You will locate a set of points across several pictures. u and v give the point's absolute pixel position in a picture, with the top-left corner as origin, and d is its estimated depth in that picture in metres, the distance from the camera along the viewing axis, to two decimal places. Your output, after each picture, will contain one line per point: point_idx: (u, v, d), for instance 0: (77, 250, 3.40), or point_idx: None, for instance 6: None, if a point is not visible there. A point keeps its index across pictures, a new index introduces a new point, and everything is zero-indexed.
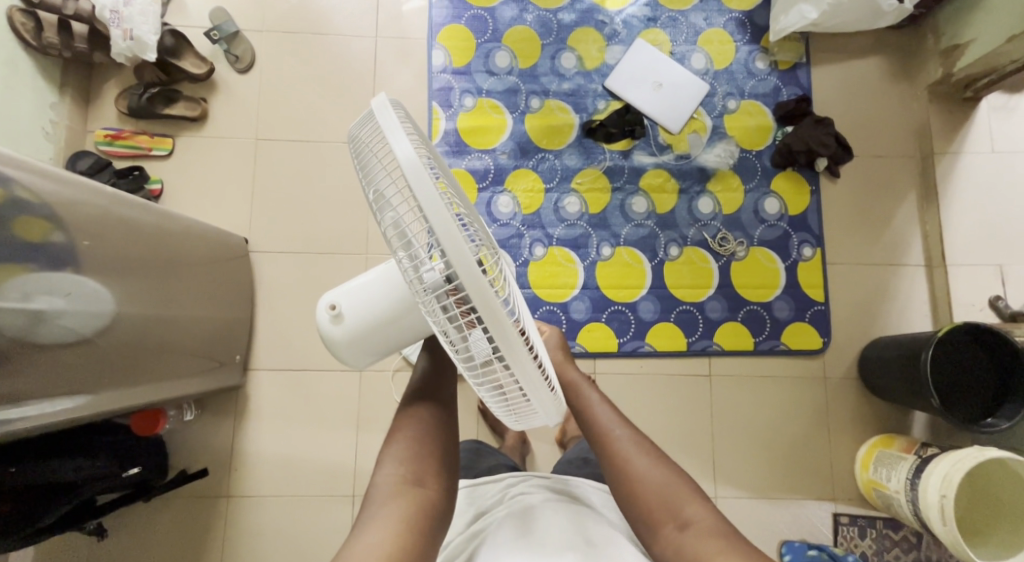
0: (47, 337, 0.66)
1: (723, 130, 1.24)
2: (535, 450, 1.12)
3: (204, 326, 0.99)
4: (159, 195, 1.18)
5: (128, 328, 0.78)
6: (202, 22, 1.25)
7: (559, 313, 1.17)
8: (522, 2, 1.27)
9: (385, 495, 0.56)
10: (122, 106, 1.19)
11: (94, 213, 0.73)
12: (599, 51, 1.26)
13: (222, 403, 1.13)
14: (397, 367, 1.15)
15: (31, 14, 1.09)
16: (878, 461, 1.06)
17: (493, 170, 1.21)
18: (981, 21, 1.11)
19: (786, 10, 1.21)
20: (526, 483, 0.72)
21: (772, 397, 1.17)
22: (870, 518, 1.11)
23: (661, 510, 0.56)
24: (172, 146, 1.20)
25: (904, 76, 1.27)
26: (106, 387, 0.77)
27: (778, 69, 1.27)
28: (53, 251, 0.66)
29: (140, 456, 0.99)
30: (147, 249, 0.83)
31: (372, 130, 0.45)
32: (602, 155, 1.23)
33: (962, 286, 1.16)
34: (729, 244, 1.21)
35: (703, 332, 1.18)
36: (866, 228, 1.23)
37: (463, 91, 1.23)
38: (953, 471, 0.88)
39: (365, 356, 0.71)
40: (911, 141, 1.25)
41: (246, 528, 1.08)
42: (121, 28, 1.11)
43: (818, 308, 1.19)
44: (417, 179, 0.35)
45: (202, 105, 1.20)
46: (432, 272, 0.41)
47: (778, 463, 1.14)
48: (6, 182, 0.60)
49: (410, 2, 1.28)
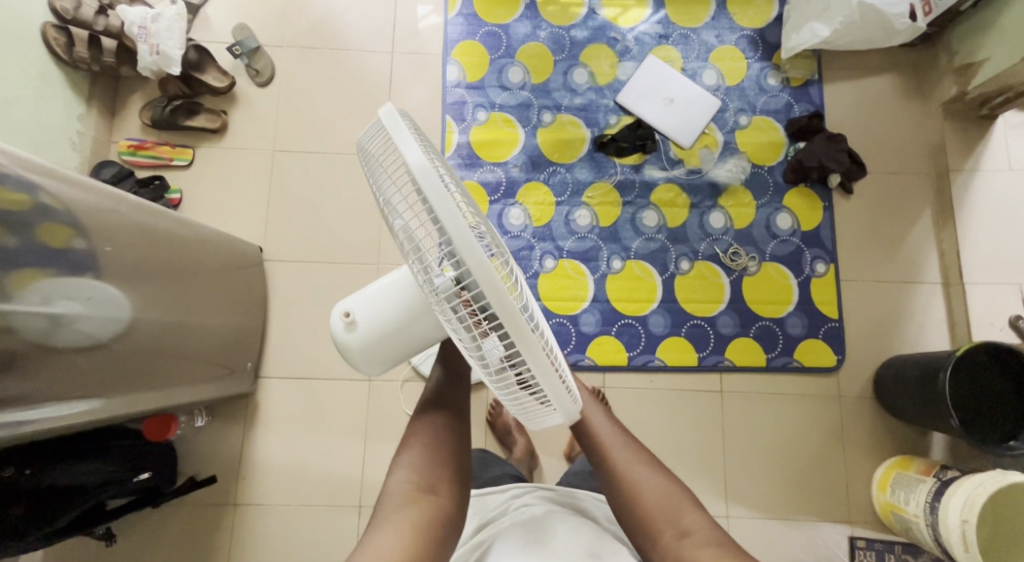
0: (66, 342, 0.67)
1: (734, 145, 1.25)
2: (544, 464, 1.10)
3: (218, 333, 1.01)
4: (178, 204, 1.21)
5: (143, 334, 0.80)
6: (225, 37, 1.29)
7: (568, 326, 1.17)
8: (535, 19, 1.29)
9: (396, 501, 0.56)
10: (146, 117, 1.23)
11: (114, 220, 0.74)
12: (611, 67, 1.28)
13: (233, 409, 1.14)
14: (406, 377, 1.16)
15: (64, 30, 1.13)
16: (896, 483, 1.04)
17: (505, 182, 1.22)
18: (993, 39, 1.10)
19: (798, 28, 1.22)
20: (531, 494, 0.71)
21: (785, 414, 1.15)
22: (889, 543, 1.07)
23: (661, 519, 0.55)
24: (192, 156, 1.23)
25: (917, 94, 1.27)
26: (121, 391, 0.78)
27: (790, 86, 1.27)
28: (75, 256, 0.68)
29: (151, 462, 1.00)
30: (166, 256, 0.85)
31: (381, 141, 0.45)
32: (613, 169, 1.24)
33: (980, 304, 1.14)
34: (740, 258, 1.20)
35: (714, 347, 1.17)
36: (880, 245, 1.22)
37: (476, 105, 1.25)
38: (975, 495, 0.86)
39: (377, 363, 0.71)
40: (926, 158, 1.25)
41: (253, 538, 1.08)
42: (148, 44, 1.15)
43: (831, 324, 1.18)
44: (429, 186, 0.36)
45: (222, 117, 1.24)
46: (444, 276, 0.41)
47: (791, 482, 1.12)
48: (33, 189, 0.63)
49: (427, 19, 1.31)
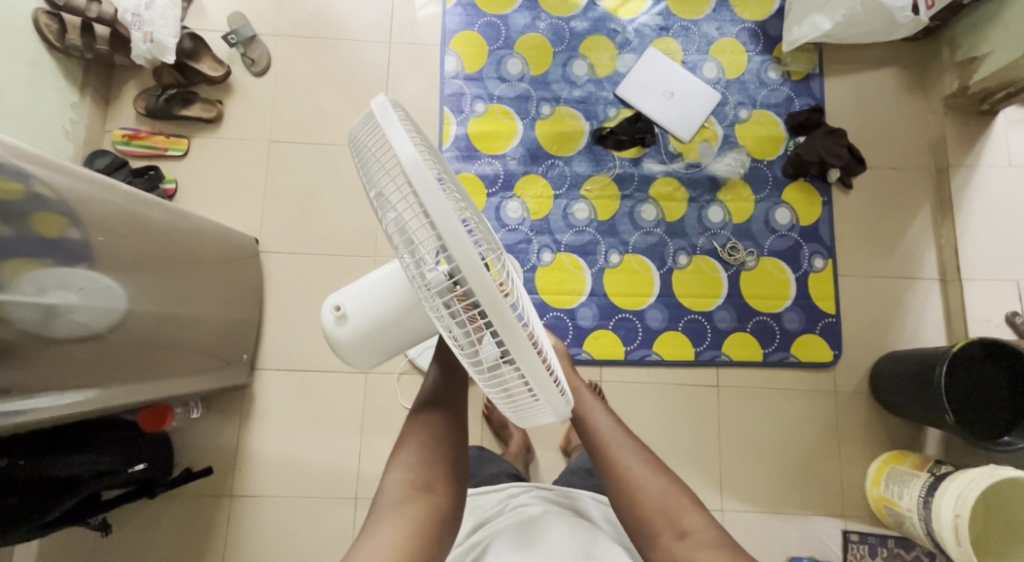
0: (61, 332, 0.67)
1: (733, 139, 1.24)
2: (540, 458, 1.11)
3: (214, 325, 1.00)
4: (173, 195, 1.20)
5: (138, 325, 0.79)
6: (221, 26, 1.28)
7: (565, 320, 1.17)
8: (534, 10, 1.28)
9: (394, 499, 0.55)
10: (141, 106, 1.22)
11: (108, 210, 0.73)
12: (610, 59, 1.27)
13: (229, 401, 1.14)
14: (403, 370, 1.16)
15: (57, 17, 1.12)
16: (890, 478, 1.04)
17: (503, 175, 1.22)
18: (997, 34, 1.09)
19: (799, 22, 1.21)
20: (528, 494, 0.71)
21: (781, 410, 1.15)
22: (882, 537, 1.08)
23: (660, 519, 0.55)
24: (187, 146, 1.22)
25: (918, 88, 1.26)
26: (116, 382, 0.78)
27: (791, 80, 1.26)
28: (68, 246, 0.67)
29: (147, 453, 1.00)
30: (161, 247, 0.84)
31: (373, 131, 0.45)
32: (612, 163, 1.23)
33: (977, 300, 1.14)
34: (738, 253, 1.20)
35: (712, 341, 1.17)
36: (879, 240, 1.21)
37: (474, 97, 1.24)
38: (968, 491, 0.86)
39: (370, 356, 0.71)
40: (926, 153, 1.24)
41: (249, 529, 1.08)
42: (142, 31, 1.14)
43: (829, 320, 1.18)
44: (420, 180, 0.35)
45: (218, 107, 1.22)
46: (436, 271, 0.41)
47: (786, 476, 1.12)
48: (26, 178, 0.62)
49: (425, 9, 1.29)
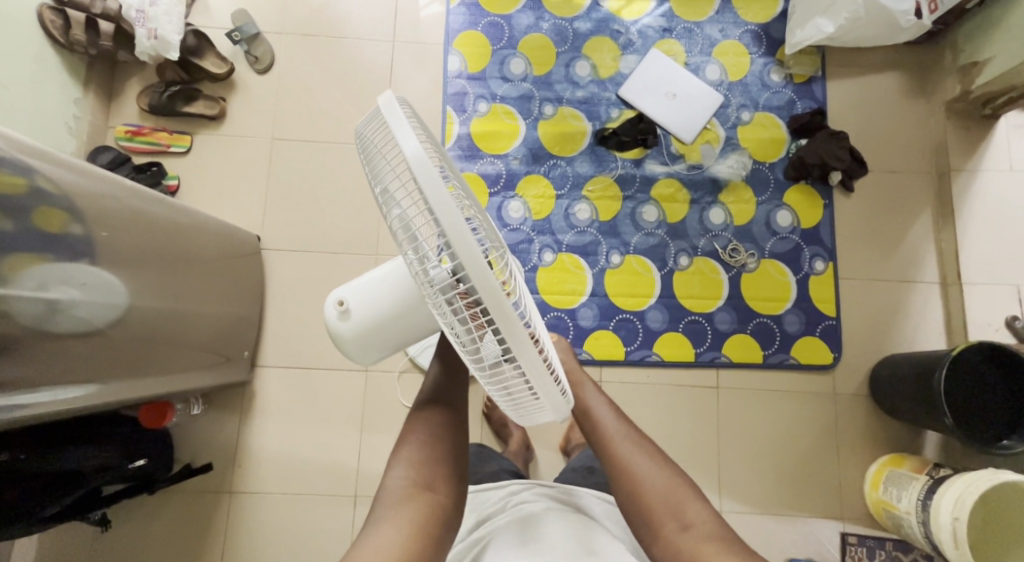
0: (62, 327, 0.67)
1: (735, 141, 1.24)
2: (540, 457, 1.11)
3: (215, 322, 1.01)
4: (175, 191, 1.20)
5: (139, 321, 0.79)
6: (225, 23, 1.28)
7: (565, 320, 1.17)
8: (538, 10, 1.28)
9: (395, 497, 0.55)
10: (144, 103, 1.22)
11: (110, 205, 0.73)
12: (613, 59, 1.27)
13: (229, 398, 1.14)
14: (404, 368, 1.16)
15: (61, 12, 1.11)
16: (889, 480, 1.04)
17: (505, 175, 1.22)
18: (999, 38, 1.10)
19: (802, 24, 1.21)
20: (529, 490, 0.71)
21: (780, 412, 1.15)
22: (880, 539, 1.08)
23: (663, 510, 0.55)
24: (190, 143, 1.22)
25: (920, 92, 1.27)
26: (116, 377, 0.78)
27: (793, 82, 1.27)
28: (70, 242, 0.67)
29: (147, 448, 1.00)
30: (163, 243, 0.84)
31: (379, 128, 0.45)
32: (614, 164, 1.23)
33: (977, 304, 1.14)
34: (739, 255, 1.20)
35: (712, 343, 1.17)
36: (879, 243, 1.21)
37: (477, 96, 1.25)
38: (966, 494, 0.86)
39: (372, 352, 0.71)
40: (927, 157, 1.24)
41: (248, 525, 1.08)
42: (145, 28, 1.14)
43: (829, 323, 1.18)
44: (425, 177, 0.35)
45: (221, 104, 1.22)
46: (439, 268, 0.41)
47: (785, 477, 1.13)
48: (28, 172, 0.62)
49: (429, 8, 1.29)
